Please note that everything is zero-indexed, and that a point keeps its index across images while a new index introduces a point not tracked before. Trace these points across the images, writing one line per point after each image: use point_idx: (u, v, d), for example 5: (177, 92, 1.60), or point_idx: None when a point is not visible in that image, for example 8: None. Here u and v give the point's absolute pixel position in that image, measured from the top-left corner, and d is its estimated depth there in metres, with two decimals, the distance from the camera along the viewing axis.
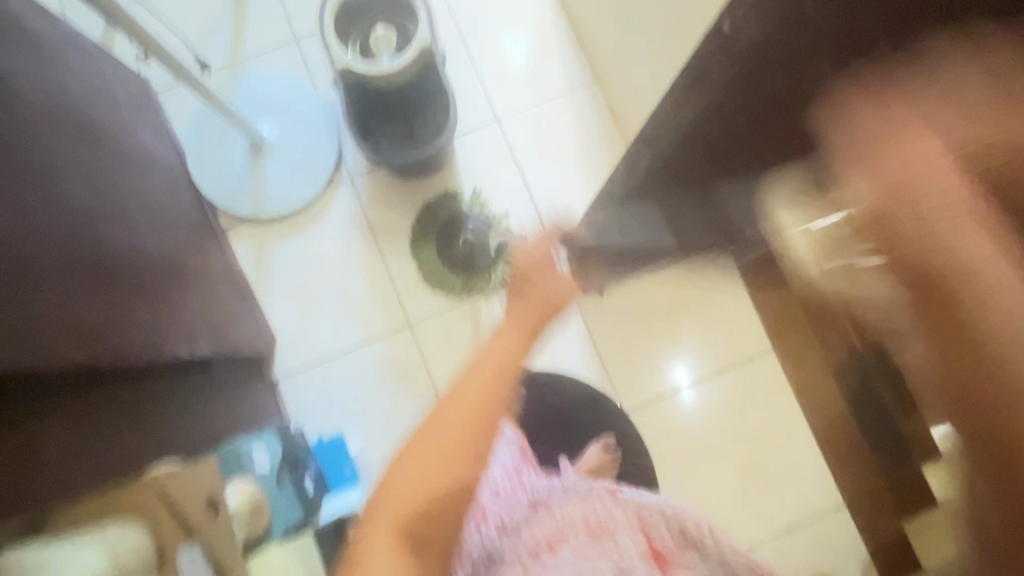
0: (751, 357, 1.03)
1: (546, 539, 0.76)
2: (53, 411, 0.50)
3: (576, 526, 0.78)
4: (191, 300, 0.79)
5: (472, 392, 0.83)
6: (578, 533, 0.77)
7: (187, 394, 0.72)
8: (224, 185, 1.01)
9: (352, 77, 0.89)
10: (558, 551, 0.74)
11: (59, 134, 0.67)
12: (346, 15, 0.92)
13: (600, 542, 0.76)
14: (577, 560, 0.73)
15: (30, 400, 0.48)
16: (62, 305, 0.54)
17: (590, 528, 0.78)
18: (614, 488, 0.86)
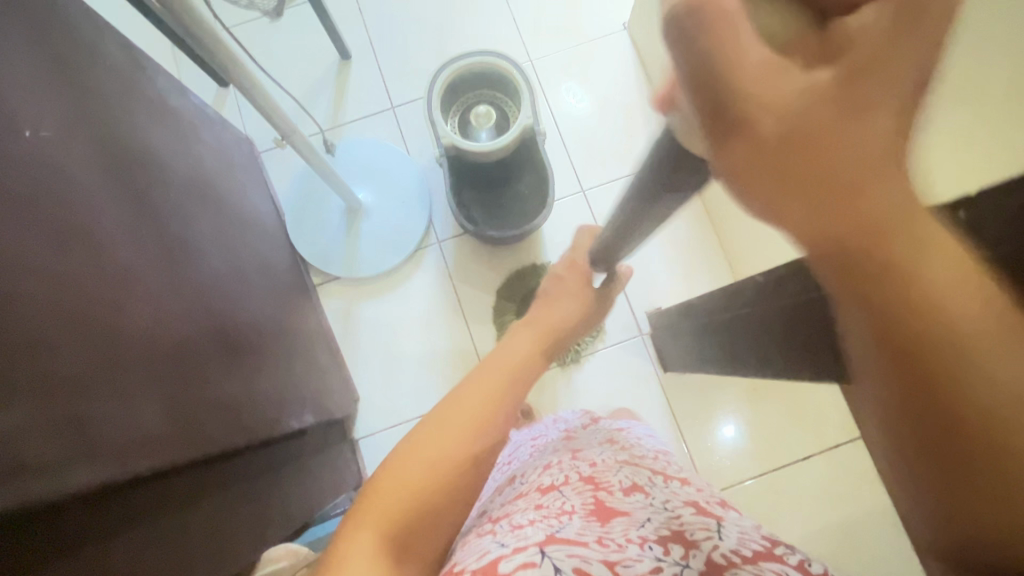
0: (841, 443, 0.99)
1: (538, 517, 0.49)
2: (190, 496, 0.55)
3: (576, 497, 0.53)
4: (297, 368, 0.82)
5: (472, 392, 0.61)
6: (578, 512, 0.49)
7: (289, 463, 0.75)
8: (319, 244, 1.05)
9: (454, 152, 0.93)
10: (532, 525, 0.47)
11: (194, 209, 0.73)
12: (454, 94, 0.97)
13: (604, 496, 0.52)
14: (578, 496, 0.53)
15: (172, 488, 0.53)
16: (204, 389, 0.59)
17: (595, 506, 0.50)
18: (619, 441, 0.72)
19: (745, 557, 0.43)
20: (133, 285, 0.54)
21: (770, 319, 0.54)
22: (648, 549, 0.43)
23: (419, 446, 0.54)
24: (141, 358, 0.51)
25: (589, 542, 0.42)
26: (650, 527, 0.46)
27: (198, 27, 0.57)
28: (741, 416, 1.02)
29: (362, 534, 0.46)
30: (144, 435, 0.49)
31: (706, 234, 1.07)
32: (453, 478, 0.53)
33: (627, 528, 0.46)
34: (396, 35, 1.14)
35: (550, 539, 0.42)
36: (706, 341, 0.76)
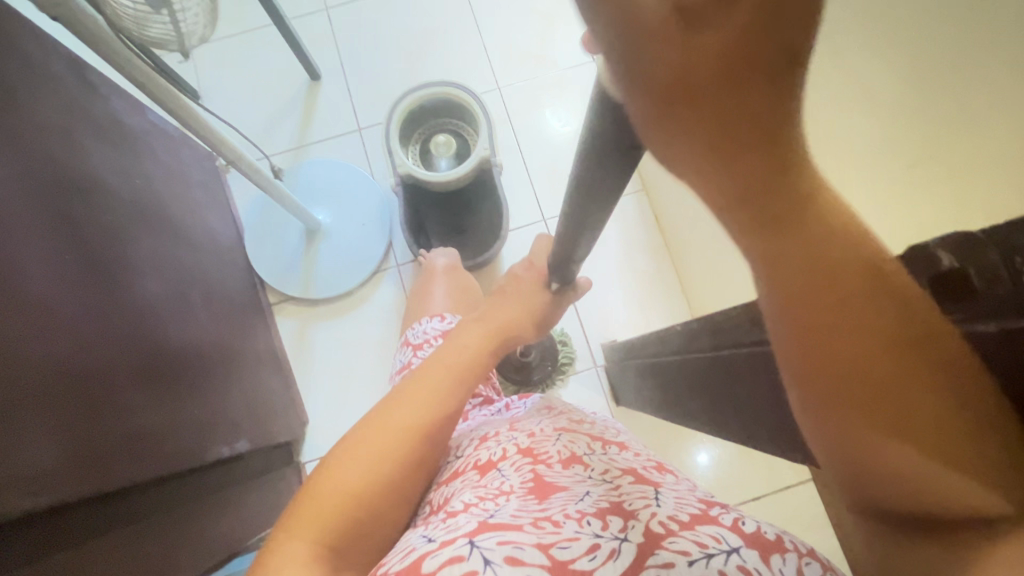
0: (791, 485, 0.96)
1: (474, 501, 0.42)
2: (93, 530, 0.53)
3: (513, 474, 0.45)
4: (237, 394, 0.81)
5: (423, 387, 0.49)
6: (515, 492, 0.42)
7: (218, 490, 0.74)
8: (277, 264, 1.04)
9: (411, 180, 0.93)
10: (465, 512, 0.40)
11: (135, 231, 0.72)
12: (414, 122, 0.97)
13: (542, 470, 0.45)
14: (516, 473, 0.45)
15: (72, 522, 0.51)
16: (122, 420, 0.58)
17: (534, 483, 0.42)
18: (572, 415, 0.62)
19: (682, 522, 0.36)
20: (50, 318, 0.53)
21: (694, 370, 0.54)
22: (586, 525, 0.36)
23: (359, 442, 0.44)
24: (46, 391, 0.50)
25: (523, 525, 0.36)
26: (590, 500, 0.39)
27: (129, 64, 0.58)
28: (701, 450, 1.01)
29: (293, 540, 0.38)
30: (42, 471, 0.48)
31: (665, 268, 1.07)
32: (393, 487, 0.43)
33: (565, 503, 0.38)
34: (365, 58, 1.15)
35: (481, 526, 0.36)
36: (645, 383, 0.75)
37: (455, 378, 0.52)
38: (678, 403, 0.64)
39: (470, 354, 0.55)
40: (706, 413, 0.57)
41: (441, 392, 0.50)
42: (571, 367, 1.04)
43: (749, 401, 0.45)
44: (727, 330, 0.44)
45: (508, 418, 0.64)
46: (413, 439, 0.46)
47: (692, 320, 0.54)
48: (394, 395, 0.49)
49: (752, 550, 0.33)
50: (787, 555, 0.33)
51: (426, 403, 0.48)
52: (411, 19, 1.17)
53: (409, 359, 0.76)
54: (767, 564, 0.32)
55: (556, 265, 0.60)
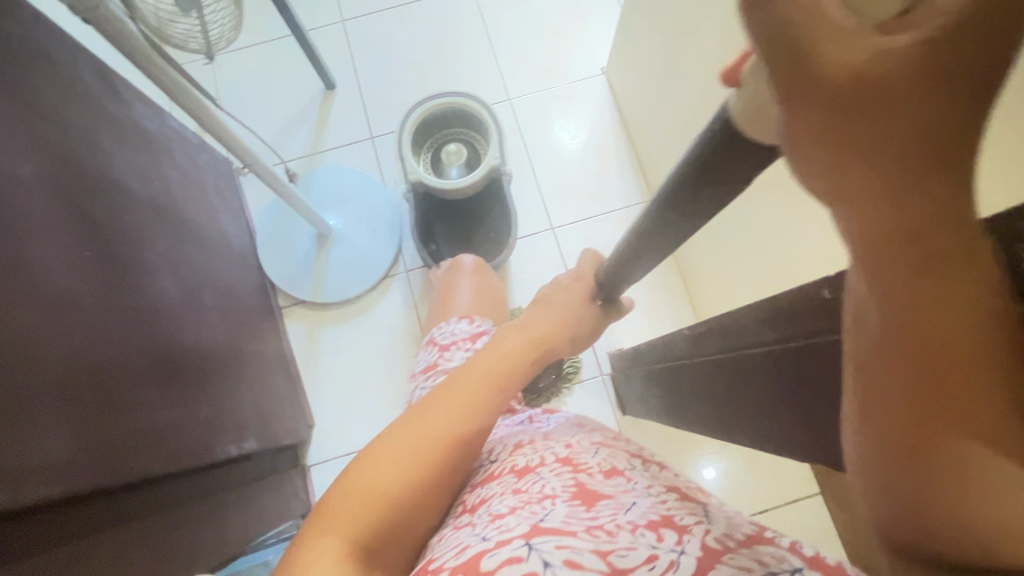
0: (798, 498, 0.95)
1: (519, 503, 0.41)
2: (102, 524, 0.54)
3: (554, 479, 0.44)
4: (246, 395, 0.82)
5: (462, 391, 0.48)
6: (559, 496, 0.41)
7: (224, 491, 0.74)
8: (288, 268, 1.06)
9: (421, 187, 0.95)
10: (513, 513, 0.40)
11: (152, 232, 0.74)
12: (427, 131, 0.99)
13: (584, 477, 0.44)
14: (557, 477, 0.45)
15: (82, 515, 0.52)
16: (133, 416, 0.59)
17: (577, 490, 0.42)
18: (605, 431, 0.61)
19: (739, 540, 0.35)
20: (64, 310, 0.54)
21: (702, 373, 0.54)
22: (639, 536, 0.35)
23: (395, 441, 0.44)
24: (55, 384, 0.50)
25: (577, 531, 0.35)
26: (638, 510, 0.38)
27: (158, 71, 0.60)
28: (708, 465, 0.99)
29: (327, 536, 0.38)
30: (55, 463, 0.48)
31: (671, 277, 1.07)
32: (427, 490, 0.43)
33: (615, 513, 0.38)
34: (379, 68, 1.18)
35: (535, 529, 0.36)
36: (651, 389, 0.75)
37: (496, 382, 0.51)
38: (686, 408, 0.64)
39: (510, 361, 0.54)
40: (714, 417, 0.58)
41: (482, 397, 0.49)
42: (578, 375, 1.04)
43: (759, 402, 0.45)
44: (732, 331, 0.45)
45: (540, 429, 0.61)
46: (447, 446, 0.45)
47: (698, 324, 0.54)
48: (433, 396, 0.48)
49: (817, 573, 0.32)
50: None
51: (466, 414, 0.47)
52: (425, 32, 1.20)
53: (436, 360, 0.74)
54: None
55: (605, 283, 0.62)
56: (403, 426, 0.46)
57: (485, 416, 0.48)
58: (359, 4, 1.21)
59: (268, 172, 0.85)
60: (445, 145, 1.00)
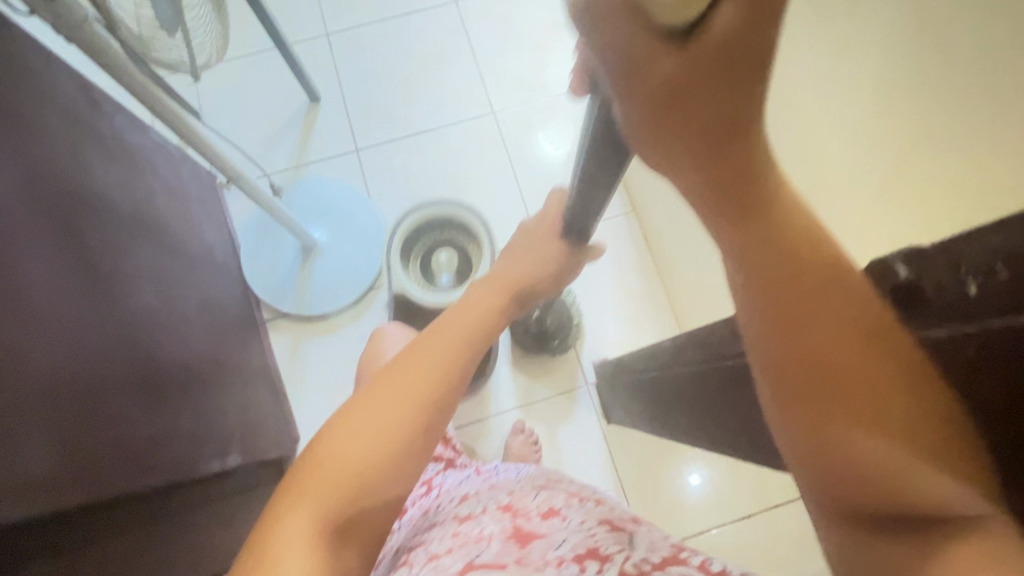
0: (781, 503, 0.96)
1: (457, 544, 0.45)
2: (80, 541, 0.53)
3: (493, 522, 0.46)
4: (230, 407, 0.82)
5: (430, 350, 0.44)
6: (496, 535, 0.44)
7: (207, 505, 0.73)
8: (271, 280, 1.05)
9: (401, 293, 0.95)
10: (450, 553, 0.44)
11: (134, 244, 0.74)
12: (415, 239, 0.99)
13: (522, 522, 0.45)
14: (497, 523, 0.46)
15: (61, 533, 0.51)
16: (117, 430, 0.58)
17: (514, 531, 0.44)
18: (552, 473, 0.64)
19: (653, 564, 0.39)
20: (47, 321, 0.54)
21: (684, 383, 0.55)
22: (563, 569, 0.39)
23: (360, 410, 0.40)
24: (43, 391, 0.50)
25: (505, 565, 0.40)
26: (567, 545, 0.41)
27: (152, 97, 0.62)
28: (693, 473, 1.00)
29: (297, 508, 0.37)
30: (36, 480, 0.47)
31: (655, 287, 1.09)
32: (400, 462, 0.40)
33: (545, 552, 0.41)
34: (365, 82, 1.19)
35: (469, 567, 0.40)
36: (635, 399, 0.76)
37: (463, 332, 0.47)
38: (669, 417, 0.65)
39: (478, 314, 0.49)
40: (697, 424, 0.59)
41: (452, 352, 0.45)
42: (565, 385, 1.05)
43: (740, 408, 0.46)
44: (713, 341, 0.46)
45: (485, 475, 0.64)
46: (411, 413, 0.41)
47: (679, 335, 0.55)
48: (401, 358, 0.44)
49: None
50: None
51: (437, 370, 0.43)
52: (410, 45, 1.21)
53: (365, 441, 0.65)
54: None
55: (569, 222, 0.51)
56: (374, 391, 0.42)
57: (456, 371, 0.44)
58: (345, 18, 1.22)
59: (253, 185, 0.85)
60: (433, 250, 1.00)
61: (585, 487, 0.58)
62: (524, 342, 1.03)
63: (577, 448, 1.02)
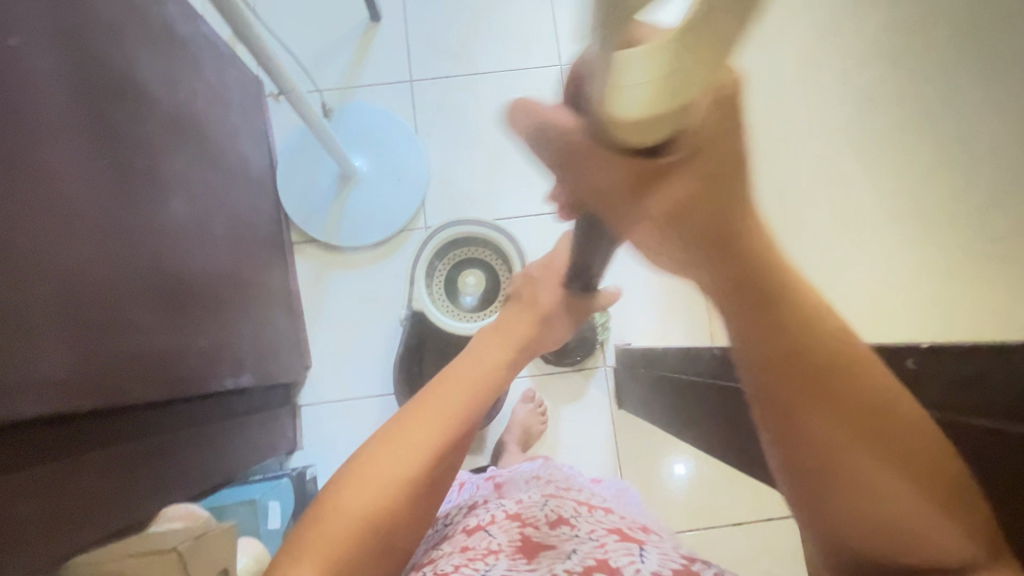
0: (772, 517, 0.95)
1: (463, 560, 0.51)
2: (93, 439, 0.53)
3: (502, 535, 0.55)
4: (248, 328, 0.81)
5: (443, 401, 0.49)
6: (505, 549, 0.52)
7: (216, 421, 0.74)
8: (304, 204, 1.02)
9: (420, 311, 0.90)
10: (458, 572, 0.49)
11: (169, 145, 0.70)
12: (442, 255, 0.93)
13: (530, 532, 0.56)
14: (505, 533, 0.55)
15: (73, 430, 0.50)
16: (136, 338, 0.58)
17: (523, 544, 0.53)
18: (561, 481, 0.71)
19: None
20: (76, 219, 0.52)
21: (725, 400, 0.52)
22: None
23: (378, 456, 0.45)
24: (55, 283, 0.48)
25: None
26: (577, 557, 0.49)
27: None
28: (677, 459, 0.99)
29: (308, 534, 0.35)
30: (54, 379, 0.47)
31: None
32: (410, 501, 0.45)
33: (554, 563, 0.49)
34: (430, 9, 1.10)
35: None
36: (660, 397, 0.74)
37: (465, 378, 0.52)
38: (694, 425, 0.63)
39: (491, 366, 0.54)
40: (724, 442, 0.56)
41: (471, 400, 0.50)
42: (582, 363, 1.03)
43: None
44: None
45: (497, 484, 0.74)
46: (419, 462, 0.46)
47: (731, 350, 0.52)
48: (418, 405, 0.49)
49: None
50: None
51: (444, 418, 0.48)
52: None
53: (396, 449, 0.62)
54: None
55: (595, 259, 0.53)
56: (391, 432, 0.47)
57: (464, 421, 0.49)
58: None
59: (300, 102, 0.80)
60: (461, 267, 0.94)
61: (591, 497, 0.67)
62: (540, 351, 1.00)
63: (582, 429, 1.01)
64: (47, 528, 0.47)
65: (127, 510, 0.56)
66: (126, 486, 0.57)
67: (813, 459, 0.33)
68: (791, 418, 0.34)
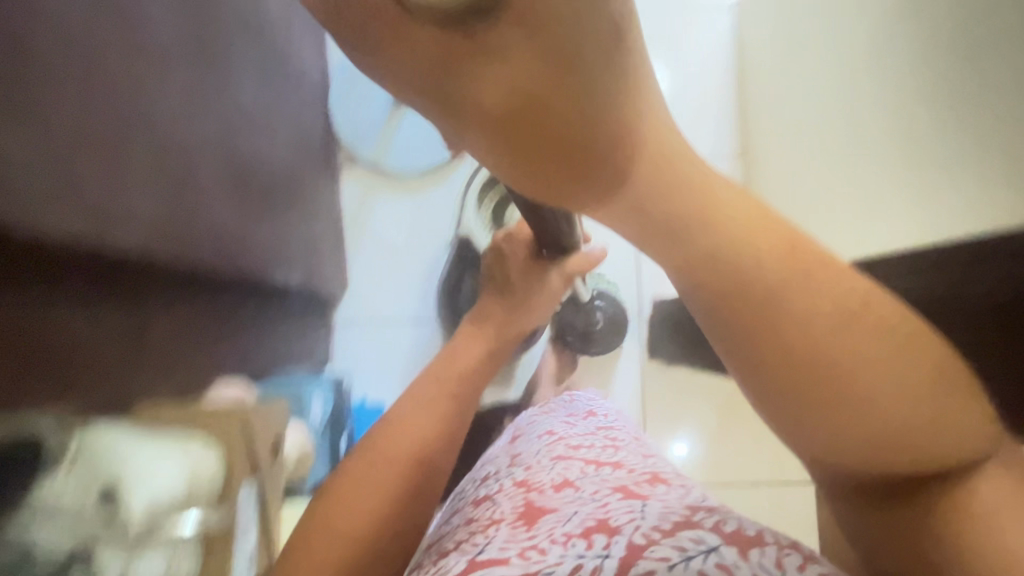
0: (794, 482, 0.95)
1: (466, 536, 0.45)
2: (157, 294, 0.55)
3: (506, 502, 0.48)
4: (298, 232, 0.80)
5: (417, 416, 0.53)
6: (506, 519, 0.45)
7: (279, 319, 0.71)
8: (354, 121, 0.99)
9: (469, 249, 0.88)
10: (457, 551, 0.44)
11: (240, 28, 0.68)
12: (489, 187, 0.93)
13: (534, 497, 0.47)
14: (509, 501, 0.48)
15: (136, 281, 0.53)
16: (204, 211, 0.59)
17: (525, 509, 0.45)
18: (601, 424, 0.65)
19: (664, 530, 0.38)
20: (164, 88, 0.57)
21: None
22: (571, 547, 0.38)
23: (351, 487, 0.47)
24: (100, 118, 0.50)
25: (510, 557, 0.38)
26: (577, 519, 0.41)
27: None
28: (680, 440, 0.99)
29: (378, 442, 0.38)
30: (133, 217, 0.52)
31: None
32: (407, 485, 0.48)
33: (553, 527, 0.41)
34: None
35: (471, 565, 0.39)
36: None
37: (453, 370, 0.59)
38: None
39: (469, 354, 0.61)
40: None
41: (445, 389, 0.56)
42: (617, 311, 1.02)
43: None
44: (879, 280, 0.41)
45: (510, 445, 0.66)
46: (385, 508, 0.47)
47: None
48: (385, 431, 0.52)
49: (732, 547, 0.36)
50: (768, 548, 0.37)
51: (432, 427, 0.53)
52: None
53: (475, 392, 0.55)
54: (747, 557, 0.35)
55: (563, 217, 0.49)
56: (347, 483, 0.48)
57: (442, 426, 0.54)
58: None
59: None
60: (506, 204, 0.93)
61: (609, 445, 0.57)
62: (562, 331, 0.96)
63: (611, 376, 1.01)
64: (98, 363, 0.50)
65: (172, 377, 0.56)
66: (169, 355, 0.56)
67: (796, 416, 0.29)
68: (768, 390, 0.29)
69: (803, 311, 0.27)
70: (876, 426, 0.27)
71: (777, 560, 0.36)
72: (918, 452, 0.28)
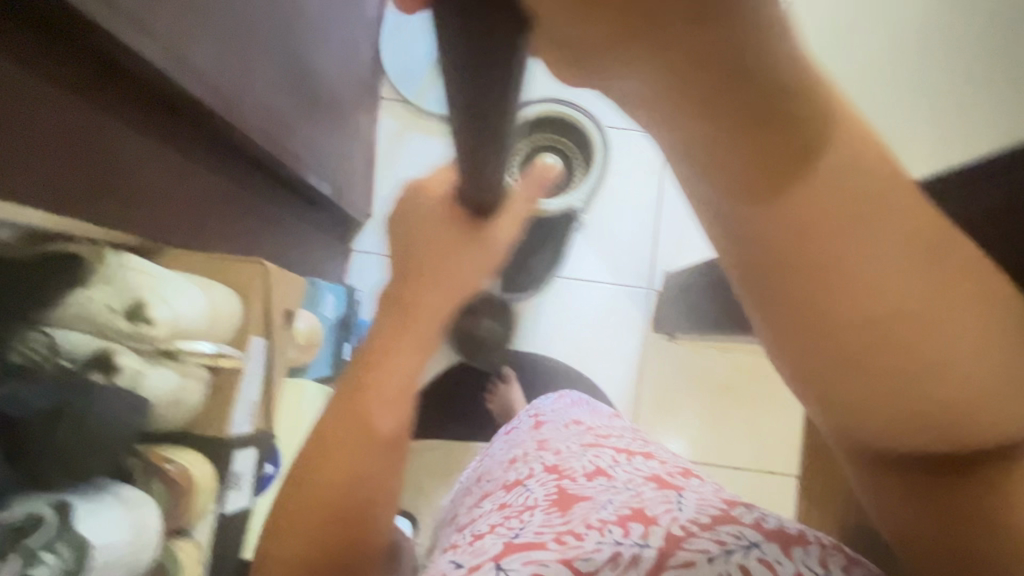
0: (774, 472, 0.96)
1: (500, 521, 0.44)
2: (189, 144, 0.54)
3: (539, 488, 0.46)
4: (337, 143, 0.81)
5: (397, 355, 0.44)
6: (540, 504, 0.43)
7: (286, 204, 0.74)
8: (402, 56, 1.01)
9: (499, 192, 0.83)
10: (492, 534, 0.42)
11: None
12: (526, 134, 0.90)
13: (567, 484, 0.46)
14: (542, 487, 0.47)
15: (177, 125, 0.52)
16: (262, 91, 0.59)
17: (559, 494, 0.44)
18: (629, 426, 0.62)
19: (702, 524, 0.37)
20: None
21: None
22: (608, 533, 0.37)
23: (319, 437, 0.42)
24: None
25: (547, 542, 0.37)
26: (612, 507, 0.40)
27: None
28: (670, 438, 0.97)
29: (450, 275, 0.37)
30: (202, 76, 0.49)
31: None
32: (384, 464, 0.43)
33: (587, 513, 0.40)
34: None
35: (507, 549, 0.38)
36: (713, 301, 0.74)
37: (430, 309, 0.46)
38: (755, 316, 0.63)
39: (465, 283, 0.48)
40: None
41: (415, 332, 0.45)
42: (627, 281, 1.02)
43: None
44: None
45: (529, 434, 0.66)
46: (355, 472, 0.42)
47: None
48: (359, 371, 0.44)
49: (773, 544, 0.35)
50: (811, 548, 0.35)
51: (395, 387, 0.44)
52: None
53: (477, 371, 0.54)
54: (789, 555, 0.34)
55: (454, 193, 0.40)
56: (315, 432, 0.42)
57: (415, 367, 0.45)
58: None
59: None
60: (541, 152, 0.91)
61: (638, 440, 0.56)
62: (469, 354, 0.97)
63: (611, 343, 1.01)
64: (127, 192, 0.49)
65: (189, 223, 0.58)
66: (190, 201, 0.57)
67: (793, 296, 0.21)
68: (779, 234, 0.20)
69: (840, 183, 0.19)
70: (886, 306, 0.20)
71: (821, 560, 0.34)
72: (943, 391, 0.21)
